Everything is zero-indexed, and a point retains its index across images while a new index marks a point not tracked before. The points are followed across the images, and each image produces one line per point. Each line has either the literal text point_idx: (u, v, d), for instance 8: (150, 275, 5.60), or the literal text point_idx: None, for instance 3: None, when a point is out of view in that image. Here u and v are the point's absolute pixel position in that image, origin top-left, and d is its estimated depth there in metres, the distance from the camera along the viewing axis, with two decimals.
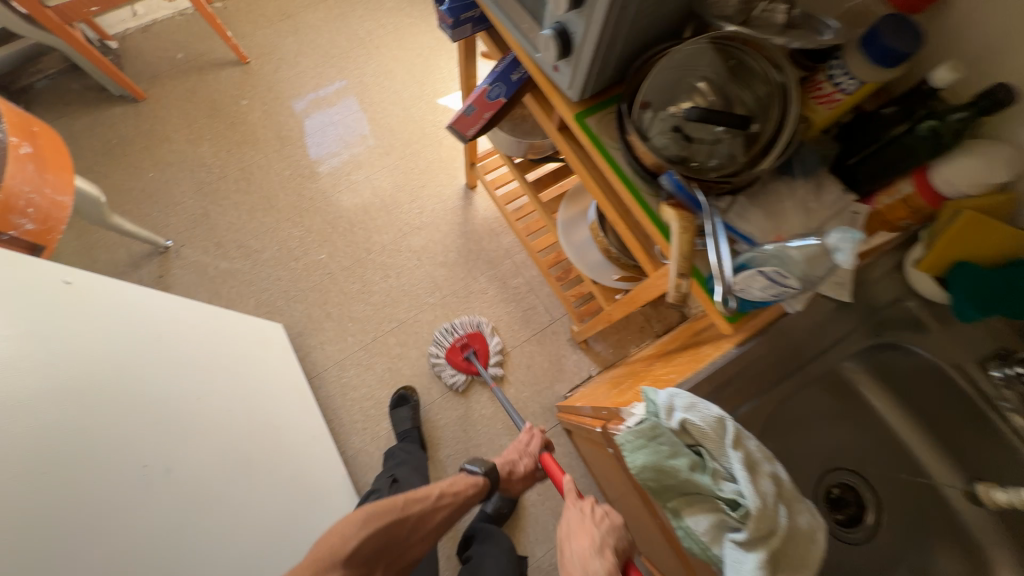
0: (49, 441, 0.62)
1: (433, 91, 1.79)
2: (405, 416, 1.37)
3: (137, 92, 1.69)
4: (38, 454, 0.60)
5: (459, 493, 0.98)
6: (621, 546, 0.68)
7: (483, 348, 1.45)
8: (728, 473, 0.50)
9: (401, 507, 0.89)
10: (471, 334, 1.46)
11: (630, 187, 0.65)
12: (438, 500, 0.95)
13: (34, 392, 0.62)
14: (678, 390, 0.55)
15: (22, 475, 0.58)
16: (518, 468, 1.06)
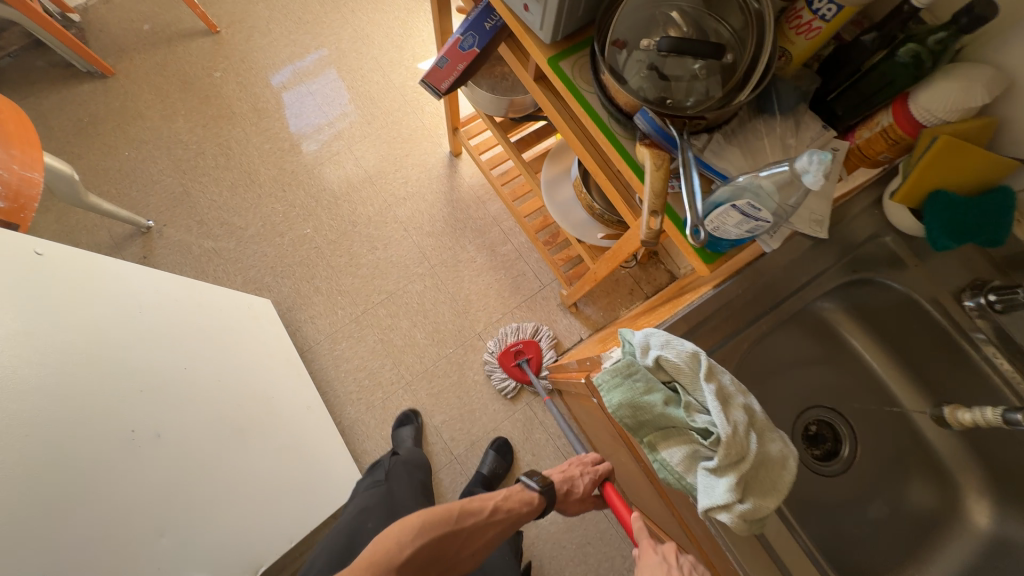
0: (35, 406, 0.63)
1: (413, 56, 1.73)
2: (408, 436, 1.34)
3: (105, 67, 1.63)
4: (24, 420, 0.61)
5: (513, 508, 0.90)
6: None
7: (538, 356, 1.43)
8: (701, 406, 0.51)
9: (456, 520, 0.82)
10: (526, 342, 1.44)
11: (606, 131, 0.64)
12: (493, 516, 0.87)
13: (15, 363, 0.63)
14: (654, 329, 0.56)
15: (9, 440, 0.59)
16: (575, 487, 0.95)
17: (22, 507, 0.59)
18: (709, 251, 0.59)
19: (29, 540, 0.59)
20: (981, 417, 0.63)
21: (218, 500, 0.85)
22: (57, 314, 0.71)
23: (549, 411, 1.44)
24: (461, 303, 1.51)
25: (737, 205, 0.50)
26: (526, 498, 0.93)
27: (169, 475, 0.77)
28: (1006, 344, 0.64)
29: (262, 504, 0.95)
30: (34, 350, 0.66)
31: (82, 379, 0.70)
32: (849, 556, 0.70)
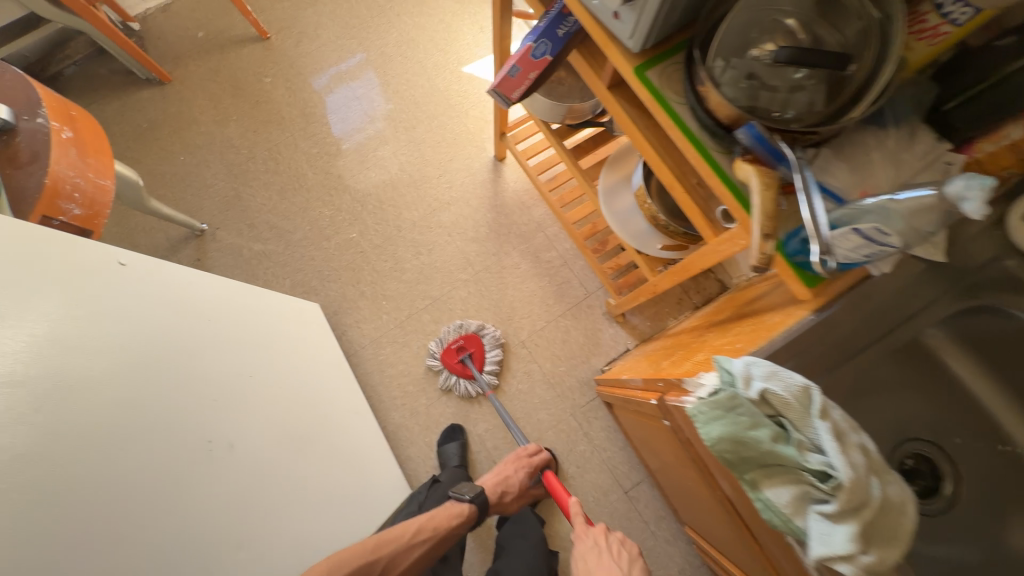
0: (127, 417, 0.65)
1: (457, 60, 1.72)
2: (454, 452, 1.34)
3: (162, 74, 1.68)
4: (119, 430, 0.64)
5: (440, 524, 1.00)
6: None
7: (479, 351, 1.41)
8: (813, 444, 0.48)
9: (371, 551, 0.89)
10: (467, 336, 1.42)
11: (697, 144, 0.60)
12: (417, 536, 0.96)
13: (103, 372, 0.65)
14: (755, 358, 0.52)
15: (105, 447, 0.61)
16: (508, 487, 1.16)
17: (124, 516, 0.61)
18: (809, 274, 0.55)
19: (136, 545, 0.61)
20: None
21: (289, 507, 0.86)
22: (139, 326, 0.73)
23: (594, 422, 1.41)
24: (504, 310, 1.50)
25: (863, 229, 0.47)
26: (456, 510, 1.04)
27: (243, 484, 0.79)
28: None
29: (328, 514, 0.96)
30: (124, 361, 0.68)
31: (164, 390, 0.72)
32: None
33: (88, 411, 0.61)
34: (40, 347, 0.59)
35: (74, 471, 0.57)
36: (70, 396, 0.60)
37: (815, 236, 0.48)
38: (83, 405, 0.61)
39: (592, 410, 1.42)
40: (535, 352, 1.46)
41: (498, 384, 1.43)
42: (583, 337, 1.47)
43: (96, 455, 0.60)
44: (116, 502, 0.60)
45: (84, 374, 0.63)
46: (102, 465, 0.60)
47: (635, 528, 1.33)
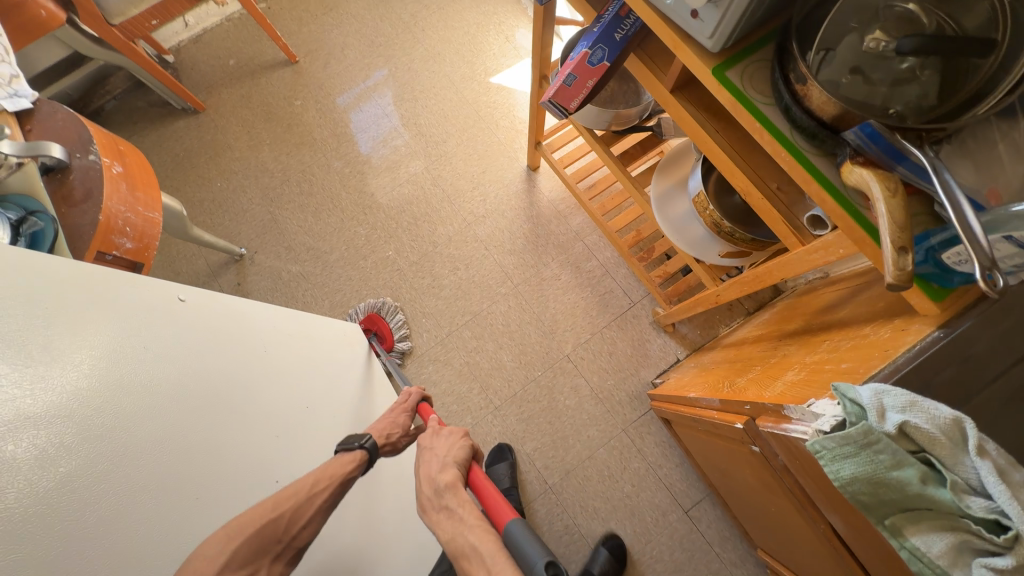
0: (206, 462, 0.64)
1: (485, 71, 1.70)
2: (503, 473, 1.30)
3: (197, 103, 1.71)
4: (198, 479, 0.63)
5: (336, 474, 0.74)
6: (461, 457, 0.67)
7: (384, 329, 1.43)
8: (972, 486, 0.42)
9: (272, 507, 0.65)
10: (368, 316, 1.44)
11: (789, 147, 0.55)
12: (315, 488, 0.70)
13: (170, 413, 0.63)
14: (886, 386, 0.46)
15: (177, 498, 0.59)
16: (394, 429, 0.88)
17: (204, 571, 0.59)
18: (936, 286, 0.50)
19: None
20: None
21: (350, 539, 0.83)
22: (207, 366, 0.72)
23: (647, 438, 1.35)
24: (547, 323, 1.45)
25: (1017, 236, 0.41)
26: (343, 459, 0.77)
27: None
28: None
29: (389, 552, 0.91)
30: (195, 405, 0.67)
31: (234, 431, 0.71)
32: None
33: (168, 458, 0.60)
34: (120, 397, 0.58)
35: (158, 525, 0.56)
36: (151, 446, 0.59)
37: (976, 249, 0.41)
38: (156, 453, 0.59)
39: (645, 425, 1.36)
40: (582, 366, 1.41)
41: (411, 345, 1.45)
42: (630, 349, 1.41)
43: (175, 506, 0.59)
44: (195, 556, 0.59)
45: (154, 416, 0.61)
46: (182, 517, 0.59)
47: (698, 551, 1.26)
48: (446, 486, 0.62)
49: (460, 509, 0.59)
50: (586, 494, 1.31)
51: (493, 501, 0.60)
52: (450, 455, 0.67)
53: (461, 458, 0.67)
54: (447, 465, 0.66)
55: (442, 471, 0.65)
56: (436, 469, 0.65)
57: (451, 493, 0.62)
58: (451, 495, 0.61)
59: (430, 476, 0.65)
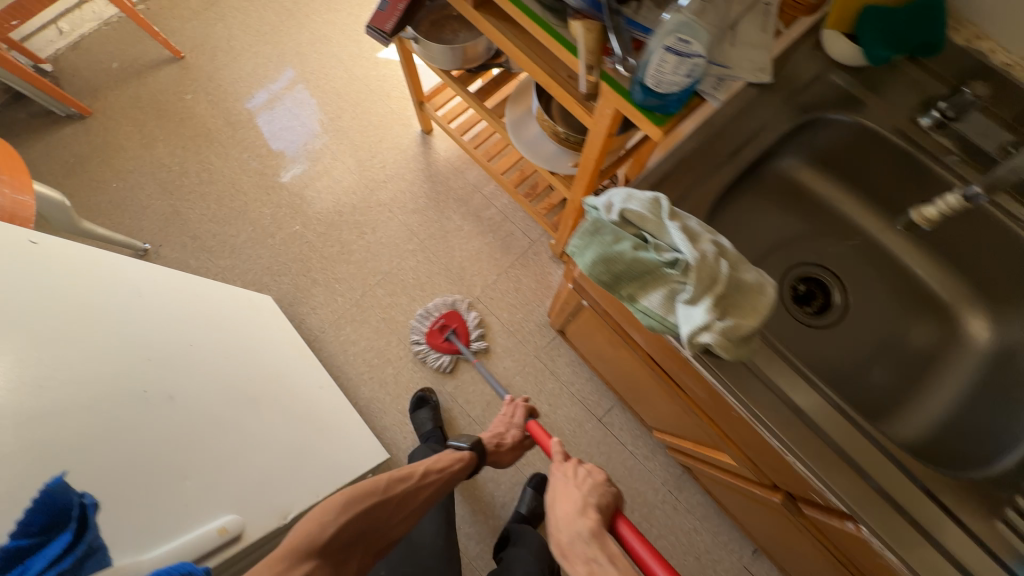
0: (36, 382, 0.59)
1: (371, 47, 1.77)
2: (427, 417, 1.35)
3: (82, 108, 1.69)
4: (29, 393, 0.58)
5: (443, 469, 0.91)
6: (603, 502, 0.72)
7: (462, 326, 1.45)
8: (670, 246, 0.53)
9: (384, 489, 0.80)
10: (448, 314, 1.45)
11: (543, 25, 0.66)
12: (425, 477, 0.87)
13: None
14: (615, 191, 0.57)
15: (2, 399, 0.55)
16: (505, 440, 1.05)
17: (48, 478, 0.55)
18: (659, 114, 0.62)
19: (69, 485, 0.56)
20: (947, 206, 0.56)
21: (250, 452, 0.80)
22: (44, 294, 0.67)
23: (558, 360, 1.45)
24: (455, 271, 1.53)
25: (670, 45, 0.52)
26: (456, 457, 0.95)
27: (195, 431, 0.73)
28: (970, 154, 0.61)
29: (296, 480, 0.86)
30: (20, 326, 0.62)
31: (75, 353, 0.66)
32: (885, 406, 0.65)
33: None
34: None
35: None
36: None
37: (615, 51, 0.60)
38: None
39: (554, 348, 1.46)
40: (492, 305, 1.50)
41: (486, 348, 1.46)
42: (534, 283, 1.51)
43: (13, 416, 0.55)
44: (48, 458, 0.56)
45: None
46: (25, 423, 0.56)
47: (614, 452, 1.37)
48: (589, 532, 0.64)
49: (612, 565, 0.59)
50: None
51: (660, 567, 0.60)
52: (590, 497, 0.72)
53: (604, 503, 0.72)
54: (586, 508, 0.69)
55: (579, 512, 0.69)
56: (577, 510, 0.69)
57: (596, 543, 0.63)
58: (598, 545, 0.63)
59: (569, 514, 0.69)
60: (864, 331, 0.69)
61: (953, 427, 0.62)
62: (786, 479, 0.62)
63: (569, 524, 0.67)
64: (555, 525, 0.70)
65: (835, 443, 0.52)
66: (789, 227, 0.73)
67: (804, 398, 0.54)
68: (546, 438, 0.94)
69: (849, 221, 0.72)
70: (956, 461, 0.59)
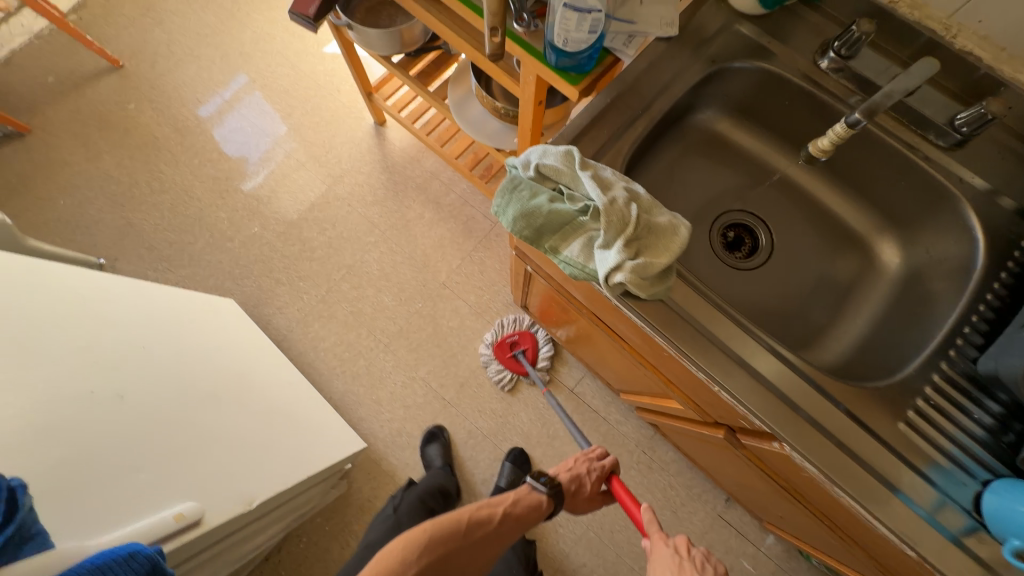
0: None
1: (316, 42, 1.75)
2: (435, 454, 1.33)
3: (20, 125, 1.63)
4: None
5: (526, 515, 0.84)
6: None
7: (533, 347, 1.42)
8: (585, 196, 0.55)
9: (464, 534, 0.77)
10: (521, 333, 1.42)
11: None
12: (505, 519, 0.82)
13: None
14: (532, 149, 0.59)
15: None
16: (585, 487, 0.91)
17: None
18: (573, 74, 0.64)
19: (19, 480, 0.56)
20: (836, 136, 0.58)
21: (211, 445, 0.81)
22: None
23: None
24: (419, 259, 1.54)
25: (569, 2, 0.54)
26: (534, 501, 0.87)
27: (146, 427, 0.74)
28: (866, 91, 0.64)
29: (257, 469, 0.87)
30: None
31: (15, 355, 0.65)
32: (811, 336, 0.69)
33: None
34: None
35: None
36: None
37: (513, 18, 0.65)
38: None
39: None
40: (458, 290, 1.51)
41: (551, 378, 1.44)
42: (498, 264, 1.53)
43: None
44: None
45: None
46: None
47: (588, 420, 1.40)
48: None
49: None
50: (481, 400, 1.42)
51: None
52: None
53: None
54: None
55: None
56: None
57: None
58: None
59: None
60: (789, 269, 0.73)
61: (868, 346, 0.66)
62: (719, 410, 0.66)
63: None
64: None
65: (754, 370, 0.57)
66: (714, 176, 0.75)
67: (725, 331, 0.57)
68: (632, 504, 0.80)
69: (768, 165, 0.75)
70: (871, 374, 0.63)
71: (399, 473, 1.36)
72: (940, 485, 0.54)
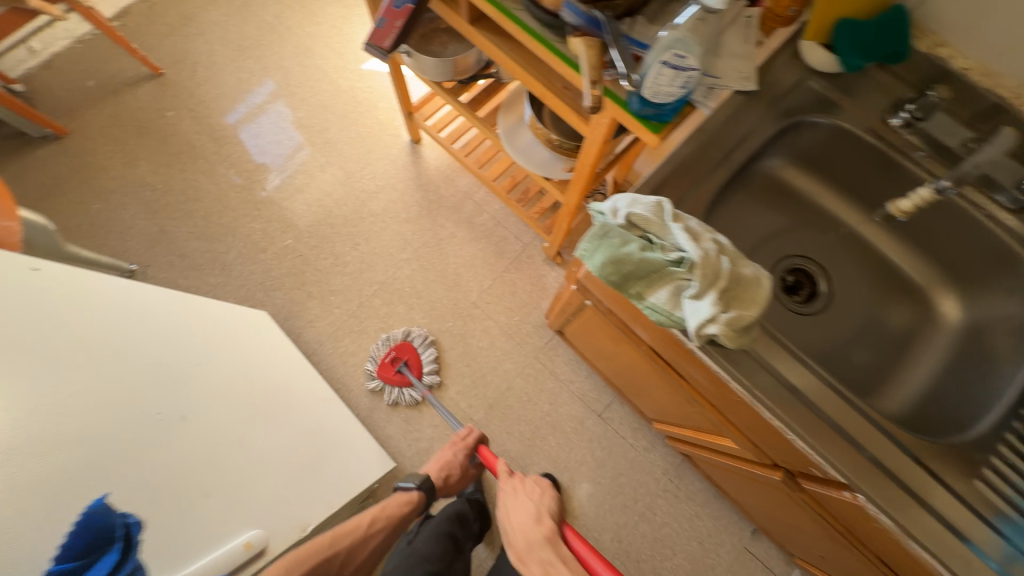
0: (53, 413, 0.59)
1: (355, 59, 1.79)
2: None
3: (58, 128, 1.64)
4: (49, 423, 0.58)
5: (394, 513, 0.88)
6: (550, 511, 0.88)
7: (415, 359, 1.44)
8: (675, 246, 0.56)
9: (328, 546, 0.75)
10: (398, 347, 1.44)
11: (542, 41, 0.70)
12: (373, 526, 0.83)
13: (17, 358, 0.59)
14: (619, 196, 0.61)
15: (31, 433, 0.56)
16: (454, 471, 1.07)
17: (86, 499, 0.57)
18: (655, 122, 0.66)
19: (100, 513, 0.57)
20: (919, 199, 0.63)
21: (267, 468, 0.81)
22: (54, 321, 0.66)
23: (557, 359, 1.48)
24: (450, 278, 1.55)
25: (666, 60, 0.56)
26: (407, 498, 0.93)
27: (209, 450, 0.73)
28: (934, 149, 0.67)
29: (307, 489, 0.87)
30: (35, 358, 0.61)
31: (90, 379, 0.65)
32: (876, 384, 0.70)
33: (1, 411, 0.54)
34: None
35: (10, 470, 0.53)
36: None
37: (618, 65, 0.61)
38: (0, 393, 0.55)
39: (553, 348, 1.50)
40: (488, 310, 1.52)
41: (441, 381, 1.45)
42: (529, 286, 1.54)
43: (41, 450, 0.56)
44: (76, 488, 0.57)
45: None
46: (53, 454, 0.56)
47: (615, 446, 1.41)
48: (544, 537, 0.78)
49: (563, 562, 0.73)
50: (509, 422, 1.42)
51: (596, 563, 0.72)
52: (540, 508, 0.88)
53: (552, 517, 0.86)
54: (541, 515, 0.85)
55: (535, 520, 0.83)
56: (532, 519, 0.84)
57: (552, 545, 0.77)
58: (551, 548, 0.76)
59: (526, 526, 0.83)
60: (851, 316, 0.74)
61: (934, 398, 0.68)
62: (786, 456, 0.67)
63: (526, 533, 0.81)
64: (513, 535, 0.83)
65: (828, 417, 0.58)
66: (777, 222, 0.77)
67: (799, 378, 0.59)
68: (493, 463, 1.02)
69: (829, 212, 0.78)
70: (939, 428, 0.65)
71: (426, 493, 1.35)
72: (1011, 539, 0.55)
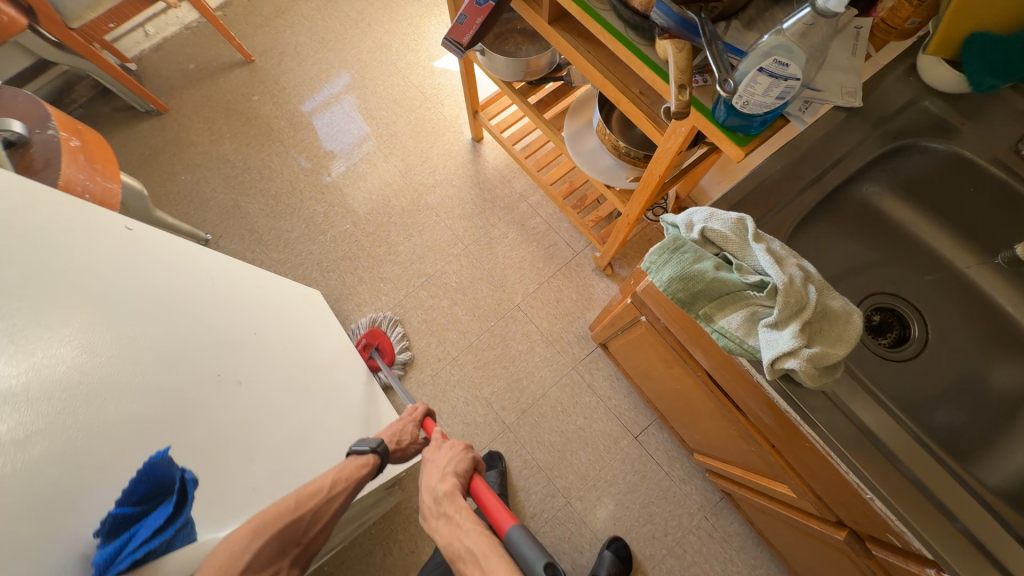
0: (137, 359, 0.63)
1: (428, 57, 1.84)
2: (494, 482, 1.31)
3: (160, 104, 1.80)
4: (132, 369, 0.62)
5: (353, 476, 0.75)
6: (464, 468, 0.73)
7: (386, 343, 1.46)
8: (754, 268, 0.52)
9: (293, 508, 0.66)
10: (368, 333, 1.47)
11: (626, 43, 0.68)
12: (334, 490, 0.72)
13: (115, 304, 0.65)
14: (695, 209, 0.57)
15: (119, 374, 0.60)
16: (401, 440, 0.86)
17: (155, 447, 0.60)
18: (741, 135, 0.62)
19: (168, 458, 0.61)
20: None
21: (302, 442, 0.85)
22: (143, 278, 0.72)
23: (596, 373, 1.44)
24: (497, 278, 1.55)
25: (765, 66, 0.51)
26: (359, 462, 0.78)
27: (257, 417, 0.78)
28: None
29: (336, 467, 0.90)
30: (127, 308, 0.66)
31: (167, 335, 0.70)
32: (975, 449, 0.62)
33: (89, 354, 0.58)
34: (23, 296, 0.54)
35: (101, 404, 0.57)
36: (65, 340, 0.56)
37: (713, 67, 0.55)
38: (97, 334, 0.60)
39: (593, 361, 1.45)
40: (531, 314, 1.50)
41: (412, 359, 1.47)
42: (575, 295, 1.51)
43: (126, 391, 0.60)
44: (149, 433, 0.60)
45: (94, 303, 0.62)
46: (135, 397, 0.60)
47: (649, 472, 1.34)
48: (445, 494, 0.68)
49: (456, 514, 0.65)
50: (541, 431, 1.40)
51: (495, 511, 0.67)
52: (450, 463, 0.73)
53: (461, 470, 0.72)
54: (446, 475, 0.72)
55: (439, 480, 0.71)
56: (437, 479, 0.71)
57: (448, 500, 0.68)
58: (448, 502, 0.67)
59: (431, 485, 0.71)
60: (948, 368, 0.66)
61: None
62: (857, 518, 0.61)
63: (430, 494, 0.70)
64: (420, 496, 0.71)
65: (916, 478, 0.51)
66: (869, 255, 0.69)
67: (889, 433, 0.53)
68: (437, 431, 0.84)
69: (930, 249, 0.69)
70: None
71: None
72: None
